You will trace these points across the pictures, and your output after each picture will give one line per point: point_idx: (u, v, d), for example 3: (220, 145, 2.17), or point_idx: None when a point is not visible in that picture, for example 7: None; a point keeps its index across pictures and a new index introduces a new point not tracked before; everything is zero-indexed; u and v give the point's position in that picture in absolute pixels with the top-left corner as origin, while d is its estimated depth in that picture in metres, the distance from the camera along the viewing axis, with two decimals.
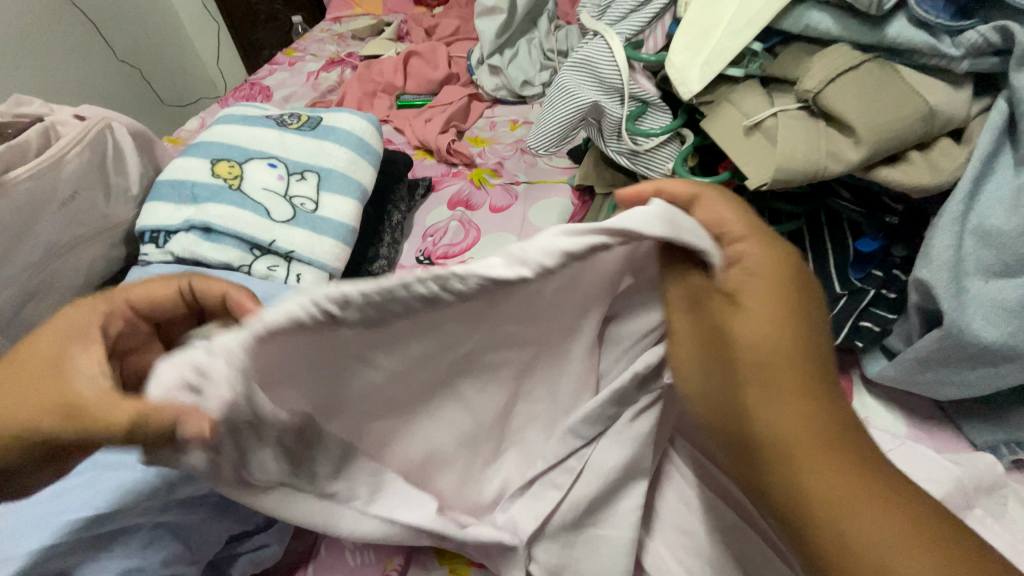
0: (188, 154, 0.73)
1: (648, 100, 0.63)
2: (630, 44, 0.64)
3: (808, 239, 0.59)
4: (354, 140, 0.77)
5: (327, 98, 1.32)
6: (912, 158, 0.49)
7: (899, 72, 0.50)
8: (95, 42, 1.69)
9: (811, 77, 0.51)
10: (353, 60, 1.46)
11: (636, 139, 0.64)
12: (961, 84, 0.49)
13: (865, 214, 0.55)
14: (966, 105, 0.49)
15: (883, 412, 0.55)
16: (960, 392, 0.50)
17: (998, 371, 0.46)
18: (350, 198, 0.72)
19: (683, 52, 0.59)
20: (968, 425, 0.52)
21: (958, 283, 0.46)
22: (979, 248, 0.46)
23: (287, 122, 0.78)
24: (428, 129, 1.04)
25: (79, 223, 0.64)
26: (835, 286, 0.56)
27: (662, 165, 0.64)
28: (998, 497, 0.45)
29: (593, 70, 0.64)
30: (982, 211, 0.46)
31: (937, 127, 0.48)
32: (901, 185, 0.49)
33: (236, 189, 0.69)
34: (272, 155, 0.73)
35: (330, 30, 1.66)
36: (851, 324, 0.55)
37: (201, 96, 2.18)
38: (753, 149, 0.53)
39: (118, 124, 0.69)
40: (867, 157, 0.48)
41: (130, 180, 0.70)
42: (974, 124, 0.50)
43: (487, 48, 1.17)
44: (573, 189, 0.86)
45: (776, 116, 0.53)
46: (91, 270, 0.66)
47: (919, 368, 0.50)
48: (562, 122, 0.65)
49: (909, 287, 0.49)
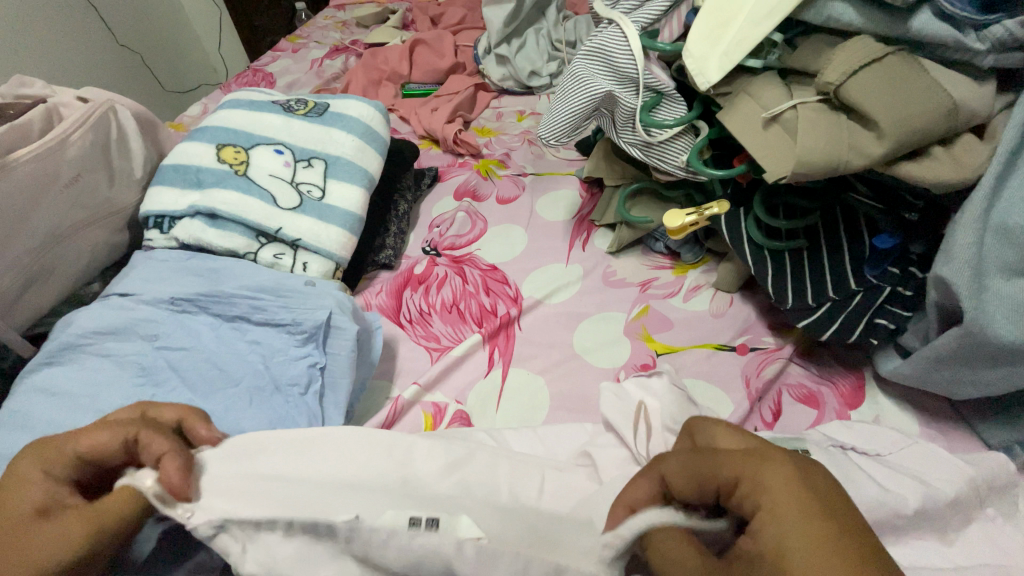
0: (193, 139, 0.71)
1: (663, 90, 0.62)
2: (645, 33, 0.63)
3: (824, 235, 0.59)
4: (362, 128, 0.75)
5: (331, 86, 1.30)
6: (934, 153, 0.48)
7: (922, 64, 0.49)
8: (95, 26, 1.66)
9: (832, 69, 0.50)
10: (358, 48, 1.44)
11: (650, 130, 0.63)
12: (985, 79, 0.48)
13: (884, 209, 0.55)
14: (991, 100, 0.48)
15: (895, 410, 0.55)
16: (977, 392, 0.49)
17: (1016, 370, 0.46)
18: (357, 186, 0.71)
19: (700, 41, 0.58)
20: (980, 425, 0.52)
21: (979, 282, 0.45)
22: (1000, 247, 0.45)
23: (293, 108, 0.77)
24: (435, 119, 1.03)
25: (83, 207, 0.63)
26: (850, 282, 0.55)
27: (676, 157, 0.63)
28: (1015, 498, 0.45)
29: (607, 59, 0.63)
30: (1005, 209, 0.45)
31: (961, 122, 0.47)
32: (922, 181, 0.48)
33: (242, 175, 0.68)
34: (279, 141, 0.72)
35: (334, 17, 1.64)
36: (867, 321, 0.54)
37: (202, 83, 2.15)
38: (770, 142, 0.52)
39: (122, 106, 0.68)
40: (887, 152, 0.47)
41: (135, 164, 0.69)
42: (997, 120, 0.49)
43: (494, 37, 1.15)
44: (583, 182, 0.85)
45: (795, 109, 0.52)
46: (94, 255, 0.65)
47: (934, 366, 0.50)
48: (575, 111, 0.64)
49: (928, 284, 0.49)
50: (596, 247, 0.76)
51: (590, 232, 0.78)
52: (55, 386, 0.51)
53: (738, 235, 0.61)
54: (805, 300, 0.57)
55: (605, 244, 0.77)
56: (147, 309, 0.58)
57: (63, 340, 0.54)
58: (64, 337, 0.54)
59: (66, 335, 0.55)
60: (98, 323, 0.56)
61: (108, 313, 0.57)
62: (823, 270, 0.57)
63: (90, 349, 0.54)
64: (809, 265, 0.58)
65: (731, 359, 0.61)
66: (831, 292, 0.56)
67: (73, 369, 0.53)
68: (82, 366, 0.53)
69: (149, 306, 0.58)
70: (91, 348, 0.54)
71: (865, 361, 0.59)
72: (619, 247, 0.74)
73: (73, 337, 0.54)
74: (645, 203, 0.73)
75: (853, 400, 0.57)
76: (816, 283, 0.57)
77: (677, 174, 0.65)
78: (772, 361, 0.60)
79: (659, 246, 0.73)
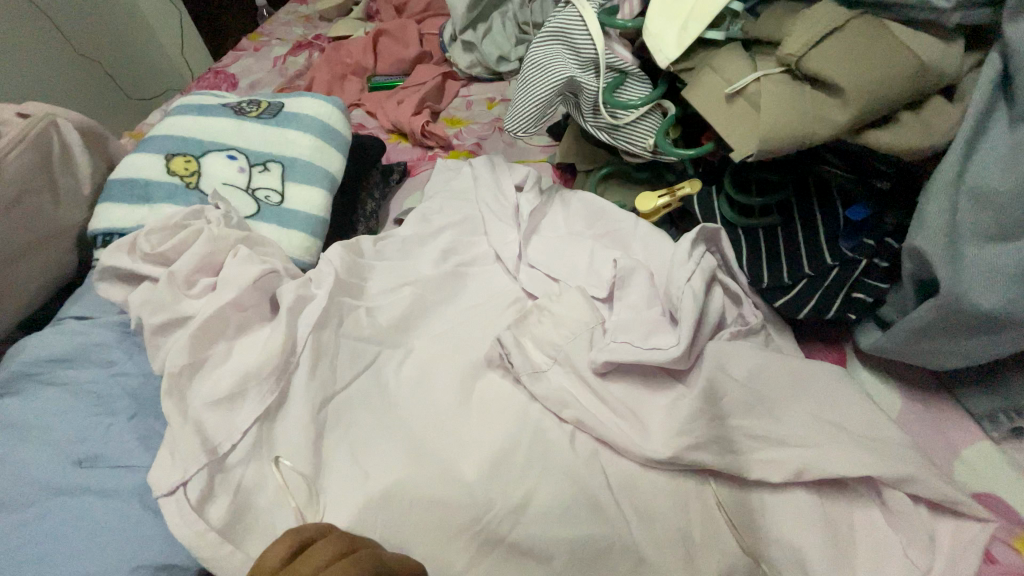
0: (141, 149, 0.69)
1: (626, 69, 0.61)
2: (604, 10, 0.61)
3: (797, 209, 0.57)
4: (319, 126, 0.73)
5: (295, 83, 1.26)
6: (902, 119, 0.47)
7: (888, 28, 0.47)
8: (50, 36, 1.60)
9: (793, 39, 0.48)
10: (321, 42, 1.39)
11: (615, 112, 0.61)
12: (953, 38, 0.47)
13: (856, 178, 0.54)
14: (960, 60, 0.47)
15: (876, 384, 0.54)
16: (956, 362, 0.48)
17: (997, 338, 0.45)
18: (318, 187, 0.68)
19: (660, 17, 0.57)
20: (962, 393, 0.51)
21: (953, 251, 0.45)
22: (974, 211, 0.44)
23: (246, 110, 0.74)
24: (401, 111, 1.00)
25: (27, 229, 0.60)
26: (826, 256, 0.53)
27: (643, 139, 0.61)
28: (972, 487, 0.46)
29: (568, 42, 0.62)
30: (978, 174, 0.44)
31: (929, 84, 0.46)
32: (891, 148, 0.47)
33: (194, 186, 0.66)
34: (232, 147, 0.70)
35: (295, 11, 1.59)
36: (843, 296, 0.53)
37: (169, 89, 2.07)
38: (735, 118, 0.51)
39: (64, 119, 0.65)
40: (854, 118, 0.45)
41: (81, 179, 0.66)
42: (967, 80, 0.47)
43: (459, 23, 1.12)
44: (555, 168, 0.82)
45: (759, 81, 0.50)
46: (45, 277, 0.63)
47: (914, 338, 0.49)
48: (539, 100, 0.62)
49: (902, 255, 0.48)
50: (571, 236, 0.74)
51: None
52: (6, 419, 0.49)
53: (711, 216, 0.59)
54: (780, 278, 0.55)
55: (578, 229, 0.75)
56: (100, 333, 0.56)
57: (15, 369, 0.53)
58: (14, 366, 0.53)
59: (17, 364, 0.53)
60: (51, 349, 0.54)
61: (60, 338, 0.55)
62: (798, 244, 0.55)
63: (40, 377, 0.53)
64: (783, 241, 0.56)
65: None
66: (806, 269, 0.54)
67: (24, 399, 0.51)
68: (32, 395, 0.51)
69: (104, 328, 0.57)
70: (44, 377, 0.52)
71: (845, 335, 0.58)
72: None
73: (22, 366, 0.53)
74: (617, 187, 0.71)
75: None
76: (791, 259, 0.55)
77: (645, 156, 0.63)
78: None
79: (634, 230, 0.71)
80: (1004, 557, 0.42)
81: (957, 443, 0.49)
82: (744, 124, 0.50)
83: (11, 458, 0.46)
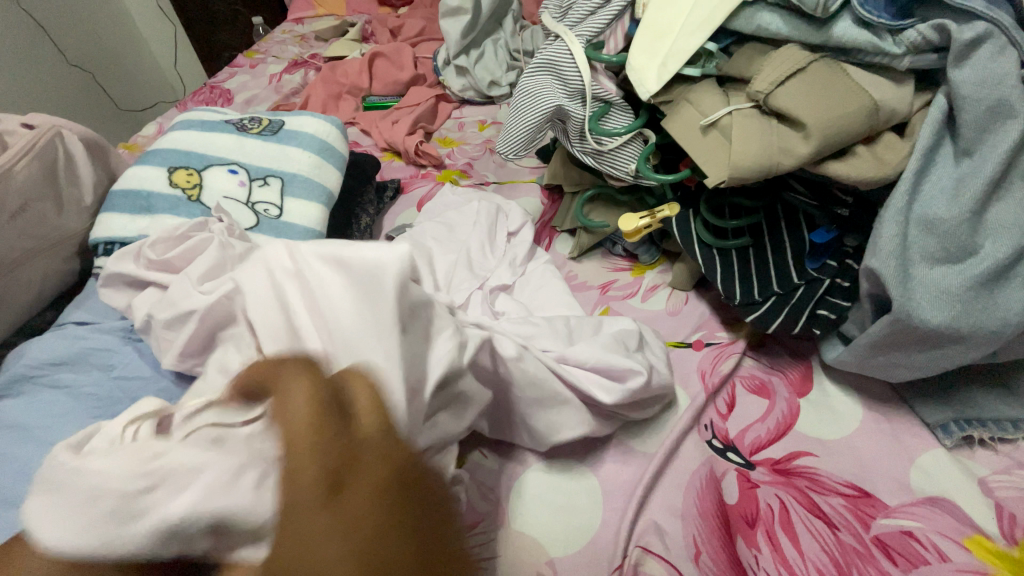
0: (142, 162, 0.71)
1: (610, 100, 0.66)
2: (591, 45, 0.66)
3: (767, 232, 0.61)
4: (318, 144, 0.76)
5: (291, 101, 1.29)
6: (859, 152, 0.52)
7: (847, 71, 0.53)
8: (46, 48, 1.62)
9: (761, 79, 0.53)
10: (318, 61, 1.43)
11: (600, 139, 0.65)
12: (903, 81, 0.52)
13: (819, 206, 0.58)
14: (909, 100, 0.52)
15: (841, 394, 0.58)
16: (911, 373, 0.52)
17: (945, 352, 0.49)
18: (315, 202, 0.71)
19: (642, 53, 0.61)
20: (919, 405, 0.55)
21: (905, 272, 0.49)
22: (922, 236, 0.48)
23: (247, 127, 0.77)
24: (396, 131, 1.03)
25: (30, 236, 0.61)
26: (793, 275, 0.58)
27: (626, 164, 0.65)
28: (932, 490, 0.50)
29: (557, 73, 0.66)
30: (925, 203, 0.49)
31: (883, 121, 0.51)
32: (849, 178, 0.51)
33: (195, 199, 0.68)
34: (233, 162, 0.72)
35: (292, 31, 1.63)
36: (808, 313, 0.57)
37: (160, 100, 2.10)
38: (709, 147, 0.55)
39: (69, 131, 0.67)
40: (816, 150, 0.50)
41: (84, 190, 0.68)
42: (916, 118, 0.53)
43: (453, 49, 1.17)
44: (543, 189, 0.86)
45: (730, 114, 0.55)
46: (45, 283, 0.65)
47: (872, 352, 0.53)
48: (528, 125, 0.66)
49: (861, 275, 0.52)
50: (558, 253, 0.78)
51: (552, 239, 0.80)
52: (7, 420, 0.50)
53: (688, 236, 0.63)
54: (752, 295, 0.59)
55: (567, 250, 0.79)
56: (102, 338, 0.58)
57: (15, 372, 0.54)
58: (16, 368, 0.54)
59: (19, 366, 0.54)
60: (53, 353, 0.55)
61: (62, 342, 0.57)
62: (768, 265, 0.60)
63: (40, 380, 0.54)
64: (755, 262, 0.61)
65: (689, 354, 0.62)
66: (776, 287, 0.58)
67: (24, 400, 0.52)
68: (33, 397, 0.52)
69: (106, 334, 0.59)
70: (44, 378, 0.54)
71: (813, 350, 0.62)
72: (580, 252, 0.76)
73: (25, 368, 0.54)
74: (602, 209, 0.75)
75: (802, 387, 0.59)
76: (761, 278, 0.59)
77: (627, 181, 0.67)
78: (728, 356, 0.61)
79: (617, 249, 0.75)
80: (954, 554, 0.45)
81: (914, 450, 0.53)
82: (716, 153, 0.54)
83: (10, 459, 0.47)
